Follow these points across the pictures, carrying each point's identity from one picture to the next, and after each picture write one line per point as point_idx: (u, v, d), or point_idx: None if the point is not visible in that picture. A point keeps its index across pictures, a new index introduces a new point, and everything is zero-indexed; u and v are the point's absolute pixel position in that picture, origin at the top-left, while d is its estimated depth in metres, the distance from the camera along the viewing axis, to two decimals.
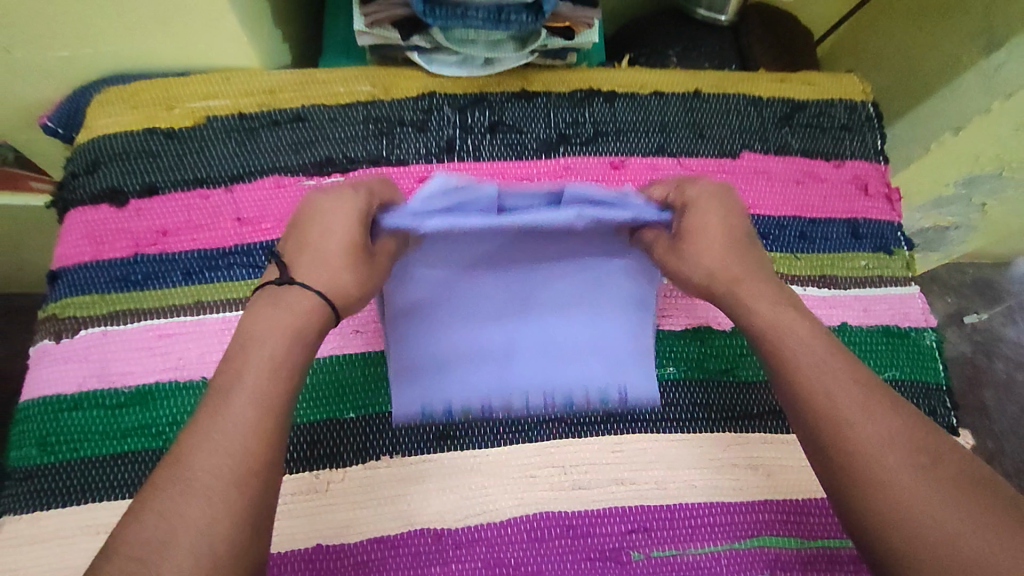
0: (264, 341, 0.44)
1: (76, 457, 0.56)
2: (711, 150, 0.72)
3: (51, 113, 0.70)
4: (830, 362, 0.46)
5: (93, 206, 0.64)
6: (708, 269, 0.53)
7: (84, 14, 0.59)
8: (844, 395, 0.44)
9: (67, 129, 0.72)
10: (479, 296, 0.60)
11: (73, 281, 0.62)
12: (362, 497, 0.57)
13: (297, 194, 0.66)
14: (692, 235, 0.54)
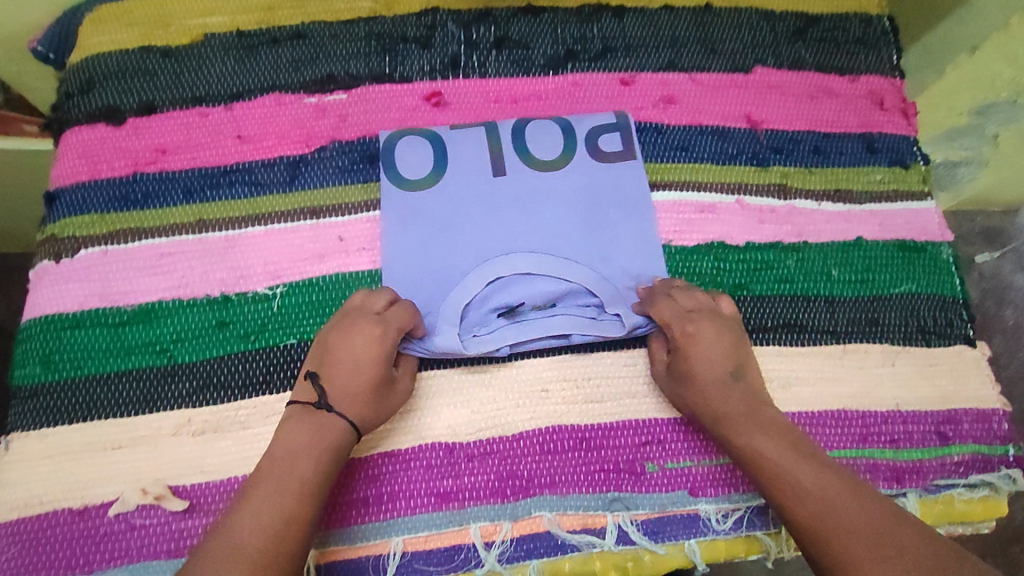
0: (295, 433, 0.50)
1: (80, 374, 0.55)
2: (723, 66, 0.70)
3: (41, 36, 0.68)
4: (802, 459, 0.49)
5: (89, 125, 0.62)
6: (725, 407, 0.54)
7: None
8: (805, 472, 0.48)
9: (57, 53, 0.69)
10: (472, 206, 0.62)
11: (71, 201, 0.60)
12: None
13: (299, 112, 0.64)
14: (690, 373, 0.55)
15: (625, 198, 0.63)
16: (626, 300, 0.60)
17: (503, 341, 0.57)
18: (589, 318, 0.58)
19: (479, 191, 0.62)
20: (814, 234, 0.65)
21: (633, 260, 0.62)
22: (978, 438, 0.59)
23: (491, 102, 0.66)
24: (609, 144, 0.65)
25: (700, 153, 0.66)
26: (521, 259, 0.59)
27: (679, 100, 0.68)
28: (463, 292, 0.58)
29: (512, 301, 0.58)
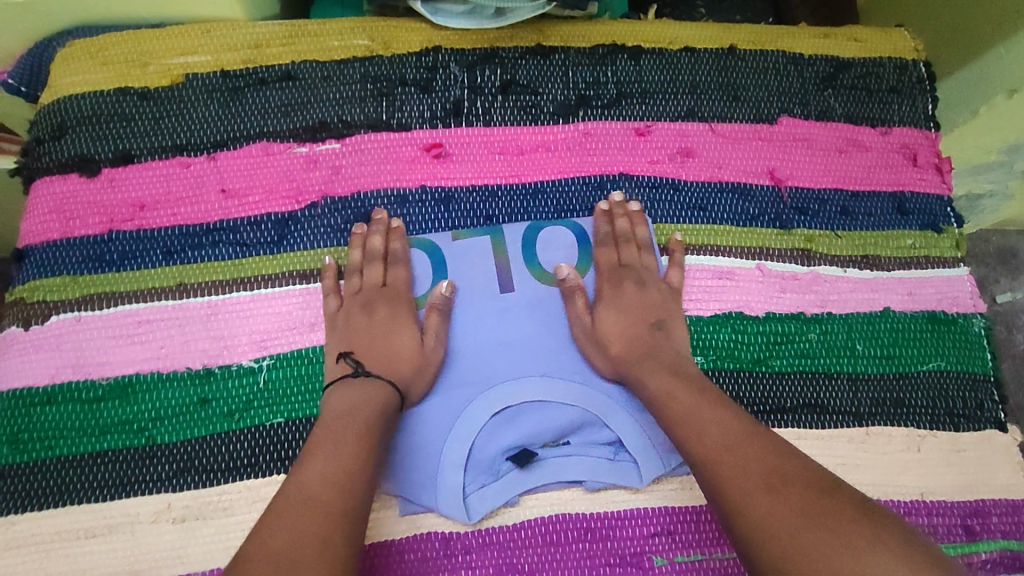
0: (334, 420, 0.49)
1: (52, 455, 0.52)
2: (746, 115, 0.65)
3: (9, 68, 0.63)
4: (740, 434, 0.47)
5: (62, 177, 0.58)
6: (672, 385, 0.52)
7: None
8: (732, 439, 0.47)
9: (30, 87, 0.64)
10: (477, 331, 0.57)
11: (41, 260, 0.56)
12: None
13: (288, 163, 0.59)
14: (610, 337, 0.57)
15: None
16: (646, 434, 0.55)
17: (511, 489, 0.54)
18: (603, 459, 0.55)
19: (485, 314, 0.58)
20: (839, 305, 0.61)
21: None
22: (1006, 533, 0.56)
23: (496, 154, 0.62)
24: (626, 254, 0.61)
25: (719, 213, 0.62)
26: (528, 390, 0.55)
27: (698, 154, 0.63)
28: (469, 426, 0.54)
29: (520, 437, 0.55)
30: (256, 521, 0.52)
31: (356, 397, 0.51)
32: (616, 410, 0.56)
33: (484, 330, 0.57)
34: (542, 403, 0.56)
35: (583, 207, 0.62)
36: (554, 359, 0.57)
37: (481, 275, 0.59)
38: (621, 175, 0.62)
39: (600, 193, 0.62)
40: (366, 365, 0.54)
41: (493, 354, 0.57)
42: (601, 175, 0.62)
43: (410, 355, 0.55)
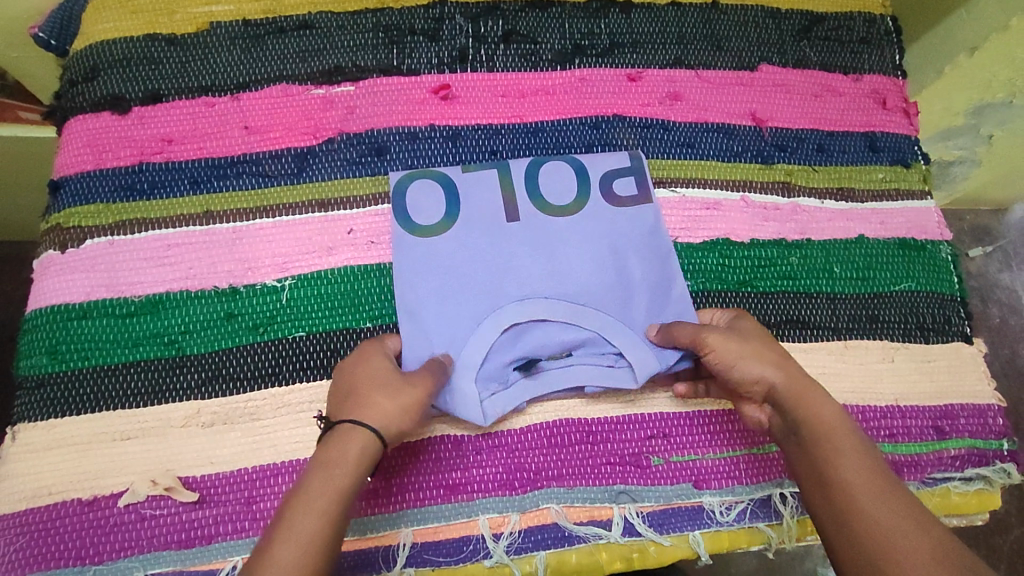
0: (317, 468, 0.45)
1: (89, 365, 0.56)
2: (730, 63, 0.70)
3: (41, 22, 0.67)
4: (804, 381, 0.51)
5: (94, 114, 0.62)
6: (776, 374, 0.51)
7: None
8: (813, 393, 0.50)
9: (58, 40, 0.68)
10: (487, 256, 0.61)
11: (76, 191, 0.60)
12: None
13: (306, 103, 0.64)
14: (750, 357, 0.53)
15: (640, 243, 0.63)
16: (645, 347, 0.59)
17: (518, 395, 0.57)
18: (606, 367, 0.58)
19: (492, 238, 0.62)
20: (817, 232, 0.66)
21: (652, 311, 0.61)
22: (973, 432, 0.61)
23: (499, 97, 0.66)
24: (625, 187, 0.65)
25: (706, 150, 0.67)
26: (536, 307, 0.59)
27: (686, 98, 0.68)
28: (481, 339, 0.58)
29: (527, 349, 0.59)
30: (280, 425, 0.55)
31: (333, 446, 0.46)
32: (616, 325, 0.60)
33: (493, 255, 0.61)
34: (547, 320, 0.59)
35: (581, 144, 0.66)
36: (560, 279, 0.61)
37: (488, 205, 0.63)
38: (615, 116, 0.67)
39: (596, 131, 0.67)
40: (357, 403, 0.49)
41: (502, 275, 0.60)
42: (597, 116, 0.67)
43: (390, 401, 0.49)
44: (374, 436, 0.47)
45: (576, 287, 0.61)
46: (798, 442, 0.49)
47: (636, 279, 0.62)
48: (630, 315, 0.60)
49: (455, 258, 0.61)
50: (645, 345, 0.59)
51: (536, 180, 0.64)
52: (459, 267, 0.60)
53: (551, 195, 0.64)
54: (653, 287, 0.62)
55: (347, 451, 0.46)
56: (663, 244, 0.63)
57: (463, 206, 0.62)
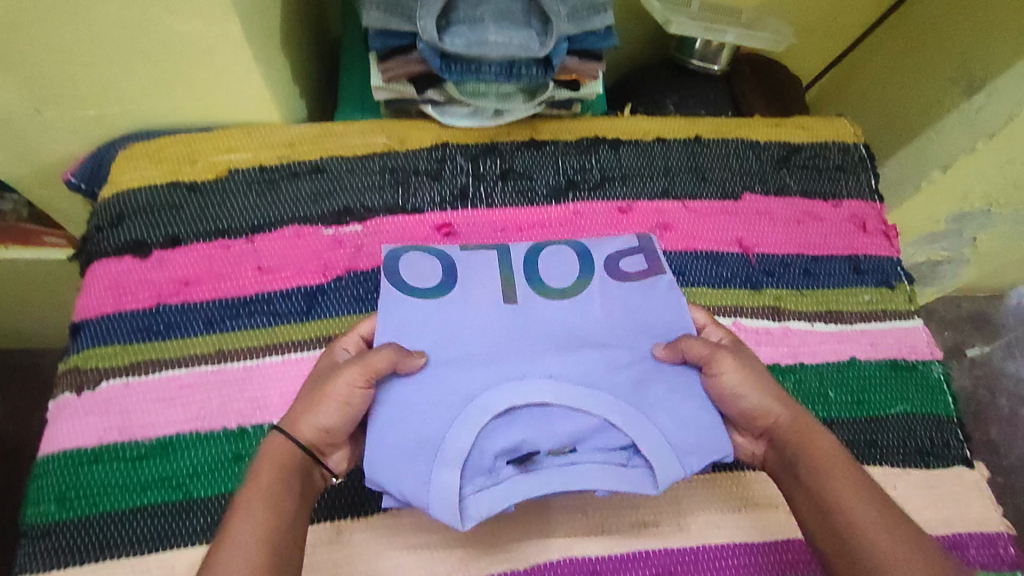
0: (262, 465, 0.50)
1: (97, 511, 0.56)
2: (714, 193, 0.74)
3: (76, 169, 0.75)
4: (803, 423, 0.53)
5: (117, 257, 0.66)
6: (777, 419, 0.54)
7: (123, 62, 0.63)
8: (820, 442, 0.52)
9: (89, 184, 0.76)
10: (487, 332, 0.58)
11: (95, 333, 0.63)
12: (373, 549, 0.57)
13: (316, 243, 0.68)
14: (754, 387, 0.54)
15: (645, 323, 0.61)
16: (665, 440, 0.53)
17: (511, 495, 0.51)
18: (616, 466, 0.53)
19: (490, 317, 0.59)
20: (809, 356, 0.67)
21: (672, 399, 0.55)
22: (985, 563, 0.60)
23: (498, 231, 0.70)
24: (629, 265, 0.65)
25: (696, 278, 0.70)
26: (539, 387, 0.54)
27: (675, 227, 0.72)
28: (476, 421, 0.53)
29: (523, 440, 0.52)
30: None
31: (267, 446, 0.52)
32: (631, 412, 0.54)
33: (489, 332, 0.58)
34: (547, 407, 0.54)
35: None
36: (565, 361, 0.56)
37: (489, 285, 0.62)
38: None
39: None
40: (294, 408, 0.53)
41: (505, 354, 0.57)
42: None
43: (306, 412, 0.52)
44: (292, 447, 0.51)
45: (581, 367, 0.56)
46: (803, 477, 0.51)
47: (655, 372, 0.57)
48: (645, 400, 0.55)
49: (452, 333, 0.58)
50: (664, 438, 0.53)
51: (541, 263, 0.65)
52: (455, 341, 0.58)
53: (549, 272, 0.64)
54: (672, 374, 0.57)
55: (270, 460, 0.51)
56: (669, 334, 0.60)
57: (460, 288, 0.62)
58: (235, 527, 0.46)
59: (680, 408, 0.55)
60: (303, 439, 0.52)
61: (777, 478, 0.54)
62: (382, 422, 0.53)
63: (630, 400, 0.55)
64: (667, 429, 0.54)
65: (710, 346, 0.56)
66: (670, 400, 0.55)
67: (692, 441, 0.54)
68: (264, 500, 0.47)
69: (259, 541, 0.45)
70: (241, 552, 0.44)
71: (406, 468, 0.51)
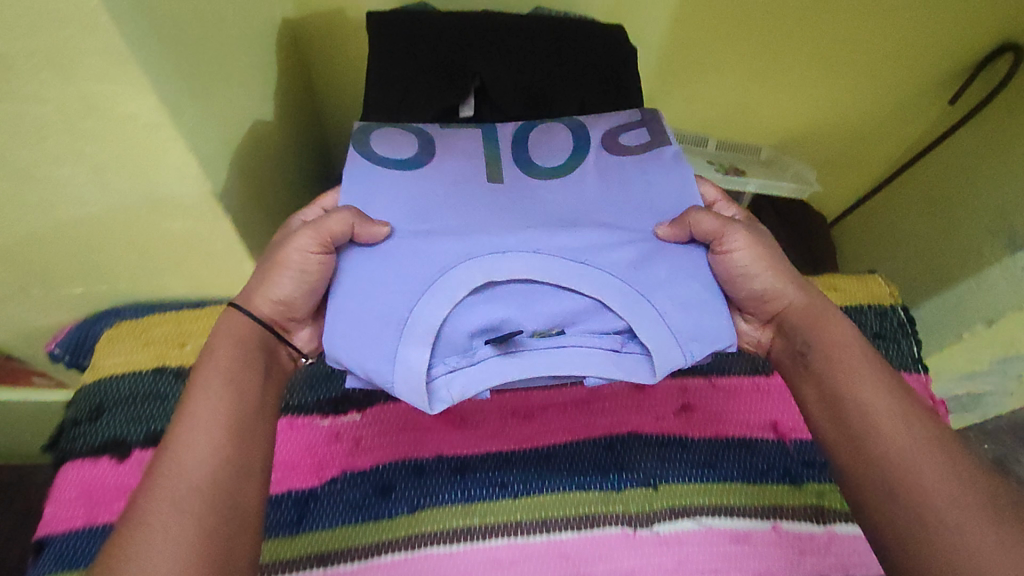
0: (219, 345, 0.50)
1: None
2: (743, 367, 0.71)
3: (59, 340, 0.70)
4: (825, 317, 0.52)
5: (93, 459, 0.60)
6: (792, 304, 0.53)
7: (108, 251, 0.59)
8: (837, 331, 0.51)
9: (72, 354, 0.70)
10: (468, 206, 0.52)
11: (61, 553, 0.55)
12: None
13: (313, 436, 0.64)
14: (767, 266, 0.53)
15: (639, 203, 0.54)
16: (665, 321, 0.48)
17: (487, 376, 0.47)
18: (610, 351, 0.48)
19: (461, 194, 0.53)
20: (861, 567, 0.60)
21: (677, 284, 0.50)
22: None
23: (509, 418, 0.66)
24: (631, 142, 0.58)
25: (728, 470, 0.64)
26: (521, 265, 0.49)
27: (699, 408, 0.68)
28: (449, 292, 0.47)
29: (502, 318, 0.48)
30: None
31: (221, 327, 0.52)
32: (626, 293, 0.49)
33: (465, 211, 0.52)
34: (530, 283, 0.50)
35: (595, 469, 0.63)
36: (559, 232, 0.50)
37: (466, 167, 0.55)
38: (630, 434, 0.66)
39: (610, 453, 0.64)
40: (252, 279, 0.53)
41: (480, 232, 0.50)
42: (609, 436, 0.65)
43: (262, 284, 0.52)
44: (251, 321, 0.52)
45: (572, 239, 0.50)
46: (814, 366, 0.51)
47: (660, 262, 0.51)
48: (644, 279, 0.49)
49: (422, 212, 0.52)
50: (664, 323, 0.48)
51: (539, 154, 0.57)
52: (428, 214, 0.52)
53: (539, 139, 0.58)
54: (682, 253, 0.51)
55: (229, 335, 0.51)
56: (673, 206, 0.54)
57: (428, 190, 0.53)
58: (191, 409, 0.45)
59: (684, 291, 0.50)
60: (262, 314, 0.53)
61: (783, 369, 0.54)
62: (343, 292, 0.49)
63: (625, 279, 0.49)
64: (668, 316, 0.48)
65: (722, 221, 0.51)
66: (667, 279, 0.50)
67: (694, 326, 0.48)
68: (226, 381, 0.47)
69: (219, 424, 0.45)
70: (198, 431, 0.44)
71: (372, 342, 0.47)
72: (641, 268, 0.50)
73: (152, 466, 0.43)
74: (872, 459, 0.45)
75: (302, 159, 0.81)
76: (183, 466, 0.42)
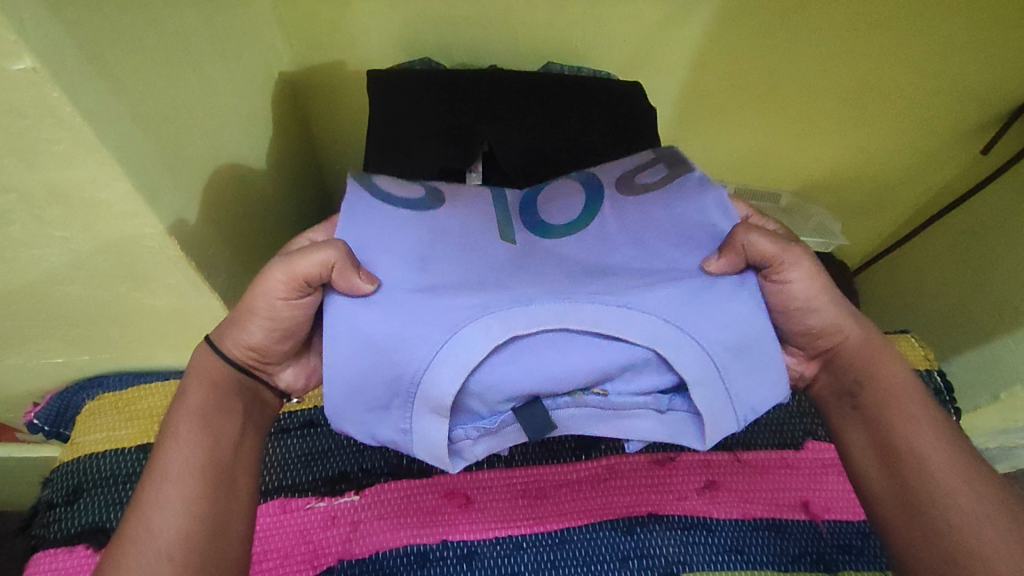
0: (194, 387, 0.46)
1: None
2: (770, 439, 0.66)
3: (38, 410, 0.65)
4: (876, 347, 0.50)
5: (67, 548, 0.55)
6: (844, 338, 0.50)
7: (86, 323, 0.55)
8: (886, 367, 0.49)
9: (52, 424, 0.66)
10: (478, 239, 0.45)
11: None
12: None
13: (307, 519, 0.58)
14: (823, 299, 0.48)
15: (683, 238, 0.46)
16: (721, 384, 0.44)
17: (514, 443, 0.45)
18: (653, 413, 0.46)
19: (473, 230, 0.45)
20: None
21: (732, 326, 0.44)
22: None
23: (519, 497, 0.61)
24: (647, 177, 0.49)
25: (758, 556, 0.58)
26: (557, 317, 0.41)
27: (726, 486, 0.62)
28: (470, 355, 0.41)
29: (536, 382, 0.42)
30: None
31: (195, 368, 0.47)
32: (680, 345, 0.43)
33: (482, 250, 0.44)
34: (566, 337, 0.42)
35: (614, 556, 0.57)
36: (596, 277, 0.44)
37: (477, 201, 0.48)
38: (651, 515, 0.60)
39: (630, 538, 0.58)
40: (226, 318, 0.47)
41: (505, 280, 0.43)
42: (629, 517, 0.59)
43: (233, 330, 0.46)
44: (222, 364, 0.47)
45: (619, 288, 0.43)
46: (858, 407, 0.49)
47: (717, 307, 0.44)
48: (700, 330, 0.43)
49: (423, 247, 0.44)
50: (722, 383, 0.44)
51: (553, 185, 0.50)
52: (432, 248, 0.44)
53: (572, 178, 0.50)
54: (733, 293, 0.44)
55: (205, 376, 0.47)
56: (723, 232, 0.45)
57: (440, 226, 0.45)
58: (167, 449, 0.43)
59: (743, 341, 0.44)
60: (231, 355, 0.47)
61: (824, 406, 0.52)
62: (337, 350, 0.42)
63: (684, 332, 0.43)
64: (724, 370, 0.43)
65: (779, 247, 0.45)
66: (725, 330, 0.44)
67: (749, 388, 0.44)
68: (201, 430, 0.44)
69: (195, 471, 0.43)
70: (171, 488, 0.42)
71: (385, 412, 0.43)
72: (696, 319, 0.43)
73: (124, 525, 0.41)
74: (923, 509, 0.43)
75: (297, 216, 0.78)
76: (154, 528, 0.40)
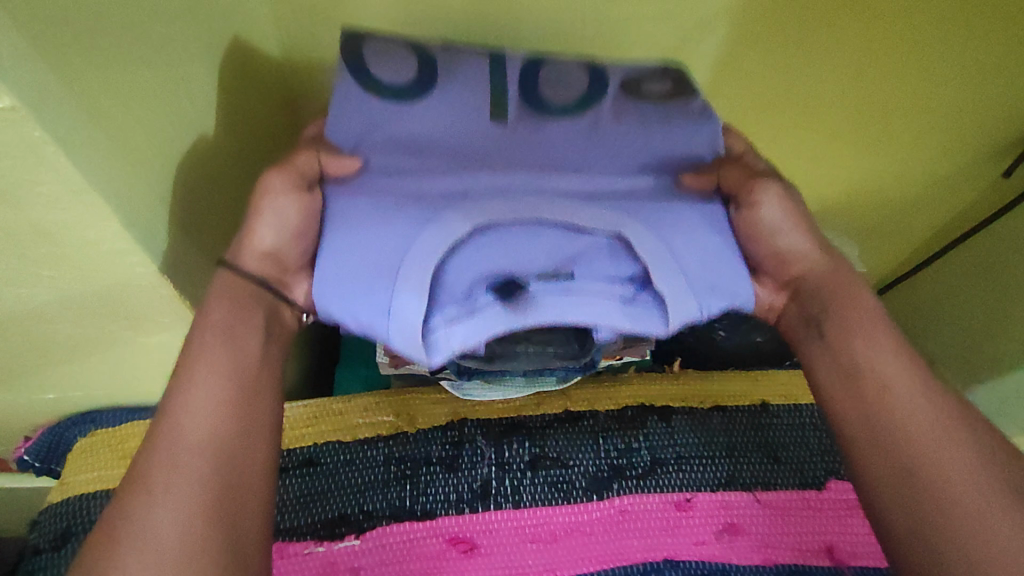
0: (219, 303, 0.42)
1: None
2: (793, 480, 0.62)
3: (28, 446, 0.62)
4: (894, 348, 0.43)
5: None
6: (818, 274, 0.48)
7: (78, 359, 0.53)
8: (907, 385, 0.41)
9: (43, 459, 0.63)
10: (470, 140, 0.50)
11: None
12: None
13: (304, 567, 0.55)
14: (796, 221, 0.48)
15: (650, 147, 0.51)
16: (676, 265, 0.44)
17: (489, 325, 0.42)
18: (620, 298, 0.44)
19: (468, 129, 0.50)
20: None
21: (688, 237, 0.46)
22: None
23: (529, 542, 0.57)
24: (656, 88, 0.54)
25: None
26: (526, 207, 0.46)
27: (746, 530, 0.59)
28: (445, 236, 0.44)
29: (506, 265, 0.45)
30: None
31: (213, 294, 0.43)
32: (635, 231, 0.45)
33: (471, 160, 0.49)
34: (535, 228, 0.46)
35: None
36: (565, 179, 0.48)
37: (470, 96, 0.51)
38: (667, 561, 0.58)
39: None
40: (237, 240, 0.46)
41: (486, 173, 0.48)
42: (644, 563, 0.57)
43: (247, 240, 0.45)
44: (243, 280, 0.44)
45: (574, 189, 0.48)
46: (846, 363, 0.43)
47: (675, 219, 0.47)
48: (655, 228, 0.46)
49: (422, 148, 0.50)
50: (676, 265, 0.44)
51: (545, 81, 0.53)
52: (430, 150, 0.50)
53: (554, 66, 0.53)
54: (683, 208, 0.47)
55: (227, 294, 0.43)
56: (695, 153, 0.51)
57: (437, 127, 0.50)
58: (185, 391, 0.38)
59: (696, 230, 0.46)
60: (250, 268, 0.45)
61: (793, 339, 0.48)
62: (336, 239, 0.44)
63: (633, 221, 0.46)
64: (678, 260, 0.45)
65: (749, 174, 0.49)
66: (680, 229, 0.46)
67: (710, 277, 0.45)
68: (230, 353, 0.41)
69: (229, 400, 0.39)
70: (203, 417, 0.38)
71: (360, 288, 0.42)
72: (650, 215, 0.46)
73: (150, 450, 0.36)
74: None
75: None
76: (192, 454, 0.36)
